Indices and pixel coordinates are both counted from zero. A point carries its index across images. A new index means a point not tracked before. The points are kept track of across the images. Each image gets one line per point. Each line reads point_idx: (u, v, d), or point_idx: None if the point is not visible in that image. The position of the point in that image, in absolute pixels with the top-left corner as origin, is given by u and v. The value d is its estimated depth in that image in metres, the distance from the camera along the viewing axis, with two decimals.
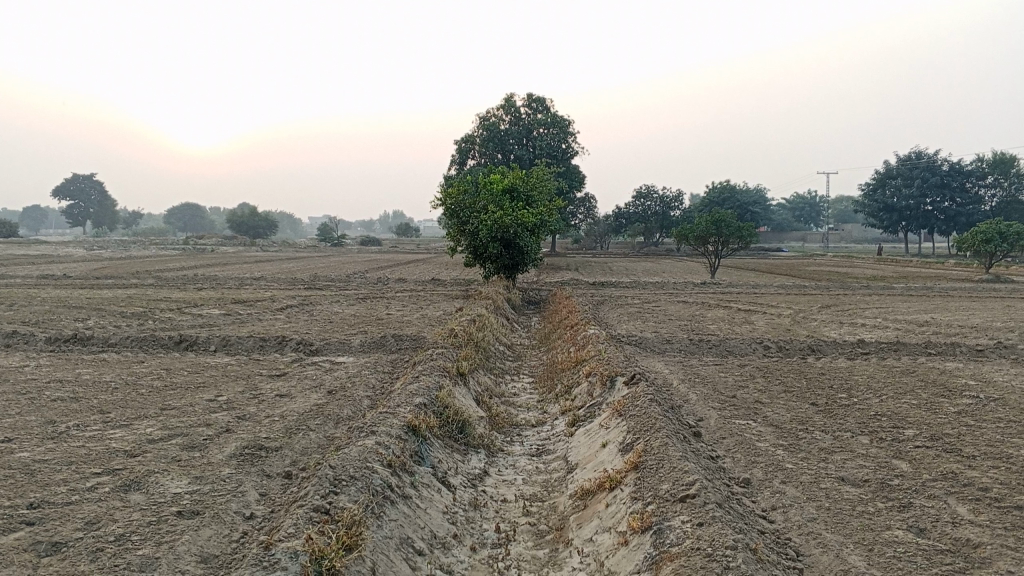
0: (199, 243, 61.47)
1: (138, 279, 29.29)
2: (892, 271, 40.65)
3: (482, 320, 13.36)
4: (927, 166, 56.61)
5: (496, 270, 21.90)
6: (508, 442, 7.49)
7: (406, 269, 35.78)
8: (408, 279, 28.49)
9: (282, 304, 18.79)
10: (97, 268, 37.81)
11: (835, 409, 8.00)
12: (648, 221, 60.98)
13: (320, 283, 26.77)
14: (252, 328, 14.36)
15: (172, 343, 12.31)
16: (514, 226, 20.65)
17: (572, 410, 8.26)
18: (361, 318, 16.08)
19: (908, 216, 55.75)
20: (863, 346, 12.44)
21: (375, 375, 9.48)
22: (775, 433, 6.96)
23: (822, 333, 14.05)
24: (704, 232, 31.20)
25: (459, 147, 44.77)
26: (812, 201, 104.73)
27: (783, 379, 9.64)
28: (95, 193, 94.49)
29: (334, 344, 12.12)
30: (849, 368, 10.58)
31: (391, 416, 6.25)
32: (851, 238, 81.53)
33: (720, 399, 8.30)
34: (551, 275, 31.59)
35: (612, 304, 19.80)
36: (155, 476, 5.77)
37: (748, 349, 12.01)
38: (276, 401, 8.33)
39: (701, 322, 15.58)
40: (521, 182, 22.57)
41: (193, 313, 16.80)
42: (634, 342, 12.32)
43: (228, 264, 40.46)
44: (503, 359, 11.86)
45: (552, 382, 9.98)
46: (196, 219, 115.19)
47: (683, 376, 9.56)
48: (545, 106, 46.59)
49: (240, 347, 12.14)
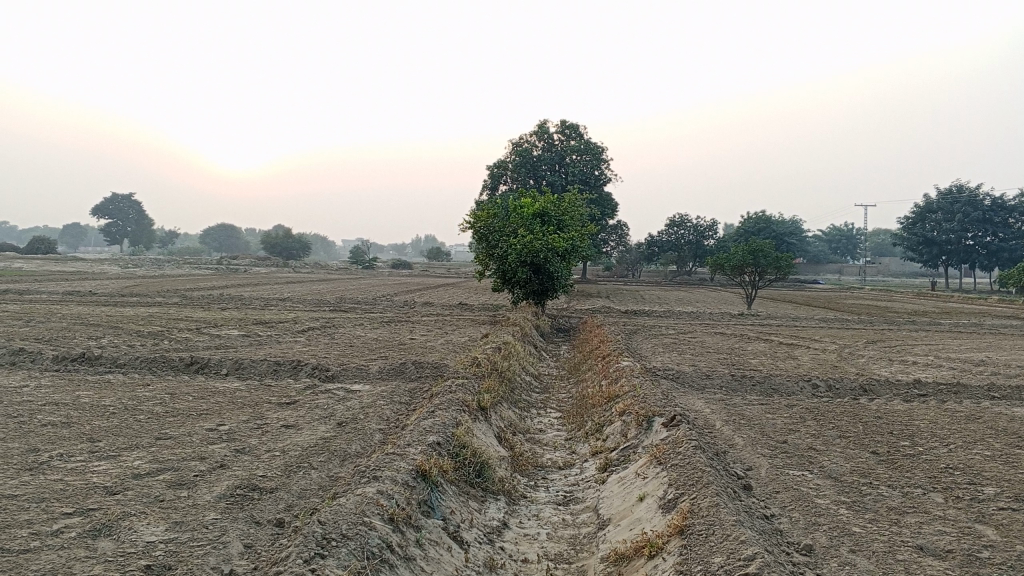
0: (231, 263, 61.63)
1: (165, 298, 28.97)
2: (934, 307, 39.17)
3: (508, 349, 12.62)
4: (968, 200, 55.03)
5: (525, 296, 21.20)
6: (532, 487, 6.72)
7: (434, 292, 35.15)
8: (435, 303, 27.84)
9: (304, 326, 18.20)
10: (127, 285, 37.77)
11: (900, 459, 7.13)
12: (682, 250, 59.98)
13: (346, 305, 26.22)
14: (269, 350, 13.75)
15: (183, 366, 11.71)
16: (544, 251, 19.96)
17: (604, 452, 7.49)
18: (383, 343, 15.43)
19: (948, 251, 54.18)
20: (919, 387, 11.48)
21: (390, 407, 8.78)
22: (834, 489, 6.12)
23: (872, 372, 13.09)
24: (740, 262, 30.24)
25: (492, 172, 44.38)
26: (848, 233, 102.83)
27: (837, 423, 8.76)
28: (133, 211, 95.59)
29: (352, 370, 11.45)
30: (908, 411, 9.66)
31: (399, 458, 5.52)
32: (889, 272, 79.65)
33: (769, 445, 7.48)
34: (582, 303, 30.78)
35: (646, 334, 18.97)
36: (131, 519, 5.08)
37: (794, 387, 11.14)
38: (282, 432, 7.66)
39: (741, 356, 14.69)
40: (553, 206, 21.91)
41: (212, 333, 16.26)
42: (670, 376, 11.49)
43: (257, 285, 40.19)
44: (530, 391, 11.11)
45: (581, 418, 9.20)
46: (231, 240, 116.08)
47: (725, 417, 8.73)
48: (579, 132, 46.04)
49: (252, 371, 11.51)
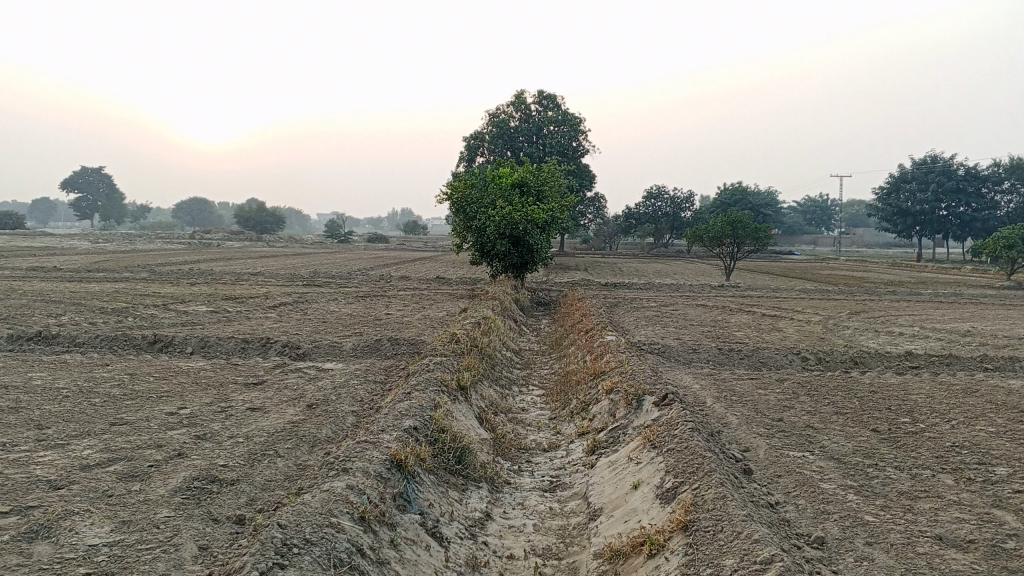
0: (204, 238, 60.49)
1: (133, 272, 28.17)
2: (910, 276, 39.19)
3: (487, 323, 12.15)
4: (942, 171, 55.02)
5: (504, 269, 20.73)
6: (516, 472, 6.28)
7: (411, 266, 34.53)
8: (412, 277, 27.30)
9: (276, 301, 17.59)
10: (96, 261, 36.83)
11: (903, 438, 6.77)
12: (659, 222, 59.69)
13: (320, 279, 25.58)
14: (237, 327, 13.17)
15: (146, 344, 11.12)
16: (523, 223, 19.48)
17: (591, 433, 7.07)
18: (357, 318, 14.88)
19: (922, 221, 54.28)
20: (909, 359, 11.17)
21: (364, 386, 8.30)
22: (839, 471, 5.74)
23: (860, 345, 12.77)
24: (719, 233, 29.89)
25: (469, 144, 43.66)
26: (823, 204, 103.06)
27: (832, 398, 8.40)
28: (103, 185, 93.60)
29: (324, 347, 10.93)
30: (903, 385, 9.33)
31: (371, 446, 5.02)
32: (863, 243, 79.91)
33: (765, 423, 7.09)
34: (560, 275, 30.36)
35: (627, 307, 18.56)
36: (72, 519, 4.56)
37: (784, 361, 10.79)
38: (249, 416, 7.16)
39: (726, 329, 14.33)
40: (531, 176, 21.36)
41: (179, 310, 15.64)
42: (656, 351, 11.09)
43: (230, 259, 39.37)
44: (511, 368, 10.67)
45: (565, 396, 8.78)
46: (204, 214, 114.31)
47: (717, 394, 8.34)
48: (556, 103, 45.33)
49: (219, 349, 10.95)
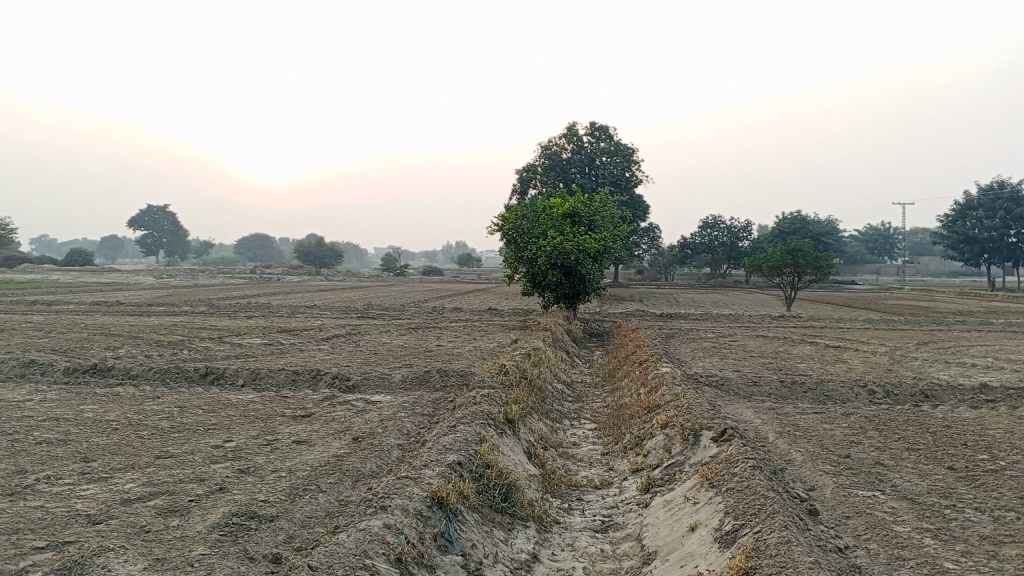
0: (263, 272, 61.62)
1: (192, 306, 28.68)
2: (980, 306, 37.73)
3: (539, 355, 11.91)
4: (1011, 197, 53.12)
5: (556, 300, 20.51)
6: (566, 511, 6.01)
7: (464, 299, 34.52)
8: (464, 309, 27.22)
9: (328, 334, 17.62)
10: (159, 295, 37.67)
11: (982, 476, 6.30)
12: (715, 252, 58.84)
13: (373, 312, 25.66)
14: (289, 359, 13.16)
15: (198, 377, 11.15)
16: (575, 253, 19.27)
17: (645, 470, 6.75)
18: (408, 350, 14.79)
19: (990, 249, 52.39)
20: (984, 392, 10.56)
21: (411, 419, 8.13)
22: (913, 513, 5.33)
23: (930, 376, 12.17)
24: (778, 262, 29.20)
25: (522, 177, 43.75)
26: (886, 232, 100.58)
27: (903, 434, 7.92)
28: (168, 222, 96.30)
29: (373, 379, 10.81)
30: (978, 419, 8.79)
31: (412, 482, 4.82)
32: (929, 272, 77.57)
33: (831, 461, 6.69)
34: (614, 307, 29.97)
35: (682, 338, 18.12)
36: (106, 555, 4.44)
37: (848, 394, 10.30)
38: (295, 449, 7.03)
39: (787, 361, 13.83)
40: (583, 206, 21.18)
41: (233, 342, 15.75)
42: (713, 383, 10.71)
43: (287, 293, 39.91)
44: (562, 400, 10.40)
45: (618, 431, 8.47)
46: (264, 249, 116.70)
47: (778, 429, 7.94)
48: (609, 134, 45.20)
49: (268, 381, 10.92)
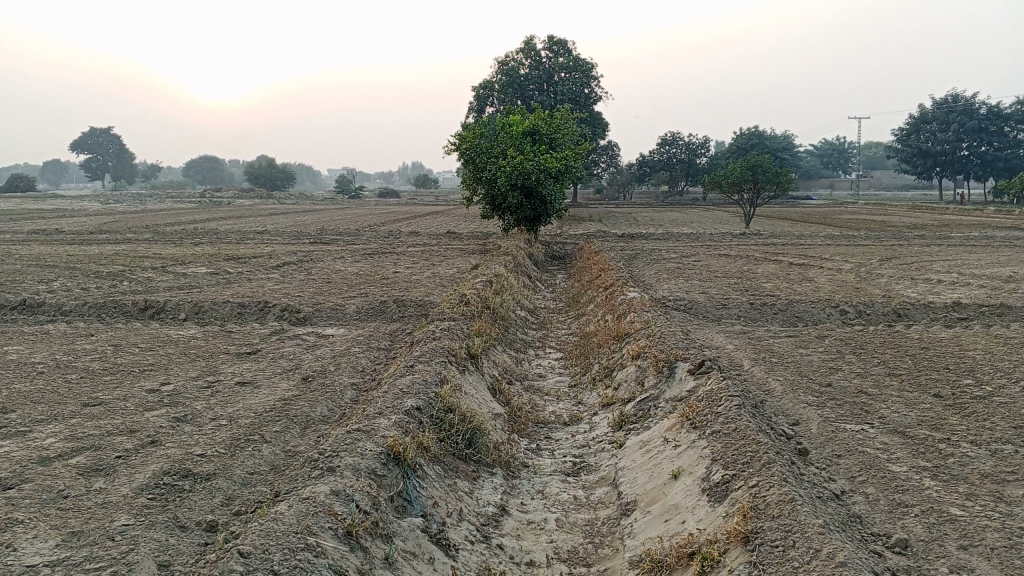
0: (214, 196, 59.66)
1: (137, 234, 27.49)
2: (934, 219, 37.86)
3: (499, 281, 11.37)
4: (964, 109, 53.02)
5: (516, 222, 19.92)
6: (534, 452, 5.56)
7: (422, 221, 33.69)
8: (422, 232, 26.47)
9: (280, 261, 16.83)
10: (105, 222, 36.20)
11: (971, 404, 5.97)
12: (673, 169, 58.37)
13: (327, 237, 24.79)
14: (237, 290, 12.43)
15: (136, 312, 10.43)
16: (535, 172, 18.60)
17: (618, 405, 6.32)
18: (363, 277, 14.14)
19: (943, 162, 52.61)
20: (957, 310, 10.30)
21: (366, 355, 7.59)
22: (906, 449, 4.97)
23: (899, 294, 11.90)
24: (739, 179, 28.76)
25: (478, 94, 42.43)
26: (840, 146, 100.86)
27: (882, 358, 7.59)
28: (112, 146, 92.39)
29: (325, 310, 10.19)
30: (955, 339, 8.50)
31: (363, 435, 4.28)
32: (882, 187, 78.11)
33: (812, 390, 6.32)
34: (574, 227, 29.45)
35: (646, 258, 17.71)
36: (13, 531, 3.86)
37: (821, 315, 9.97)
38: (239, 392, 6.46)
39: (754, 281, 13.48)
40: (543, 123, 20.38)
41: (177, 272, 14.89)
42: (682, 307, 10.29)
43: (239, 217, 38.65)
44: (525, 329, 9.93)
45: (586, 361, 8.04)
46: (214, 172, 113.26)
47: (754, 356, 7.56)
48: (566, 49, 43.83)
49: (213, 314, 10.26)
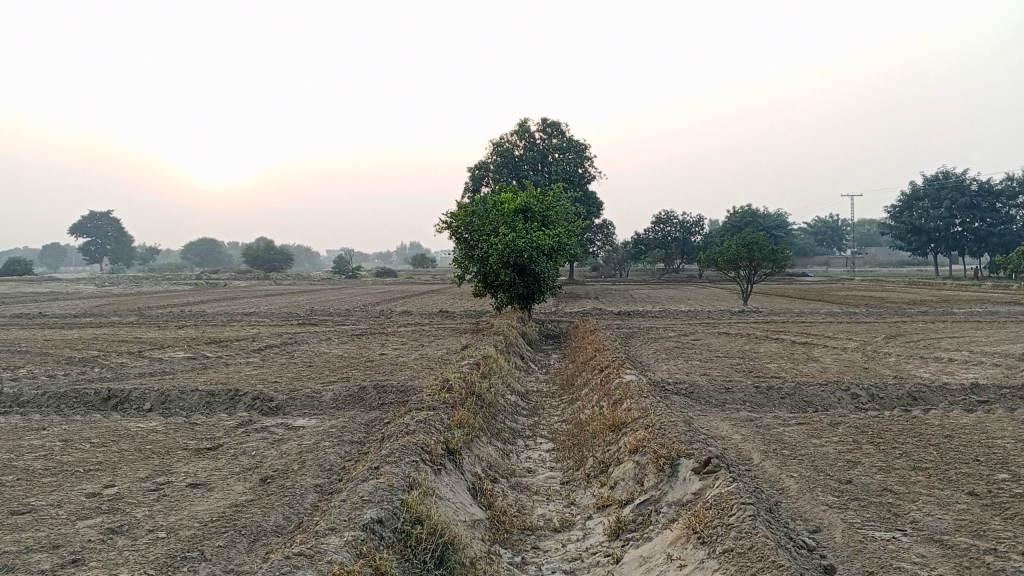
0: (209, 278, 59.20)
1: (124, 317, 26.87)
2: (932, 295, 37.36)
3: (488, 364, 10.72)
4: (955, 186, 53.24)
5: (509, 301, 19.38)
6: (518, 568, 4.84)
7: (416, 301, 33.14)
8: (414, 312, 25.87)
9: (263, 344, 16.19)
10: (96, 304, 35.68)
11: (1013, 504, 5.26)
12: (669, 248, 58.30)
13: (316, 318, 24.18)
14: (210, 376, 11.74)
15: (99, 402, 9.73)
16: (528, 251, 18.16)
17: (614, 508, 5.62)
18: (348, 361, 13.47)
19: (937, 239, 52.51)
20: (975, 392, 9.63)
21: (337, 450, 6.89)
22: (950, 563, 4.26)
23: (911, 375, 11.23)
24: (735, 256, 28.38)
25: (474, 175, 42.52)
26: (834, 224, 101.43)
27: (904, 448, 6.89)
28: (111, 229, 92.73)
29: (300, 398, 9.49)
30: (980, 426, 7.83)
31: (308, 563, 3.60)
32: (877, 263, 78.10)
33: (832, 489, 5.62)
34: (569, 305, 28.91)
35: (643, 338, 17.07)
36: None
37: (831, 399, 9.30)
38: (188, 497, 5.73)
39: (757, 361, 12.84)
40: (535, 201, 20.05)
41: (153, 358, 14.21)
42: (682, 392, 9.61)
43: (231, 299, 38.09)
44: (515, 416, 9.23)
45: (579, 454, 7.34)
46: (212, 254, 113.48)
47: (763, 448, 6.87)
48: (560, 130, 44.12)
49: (179, 403, 9.57)
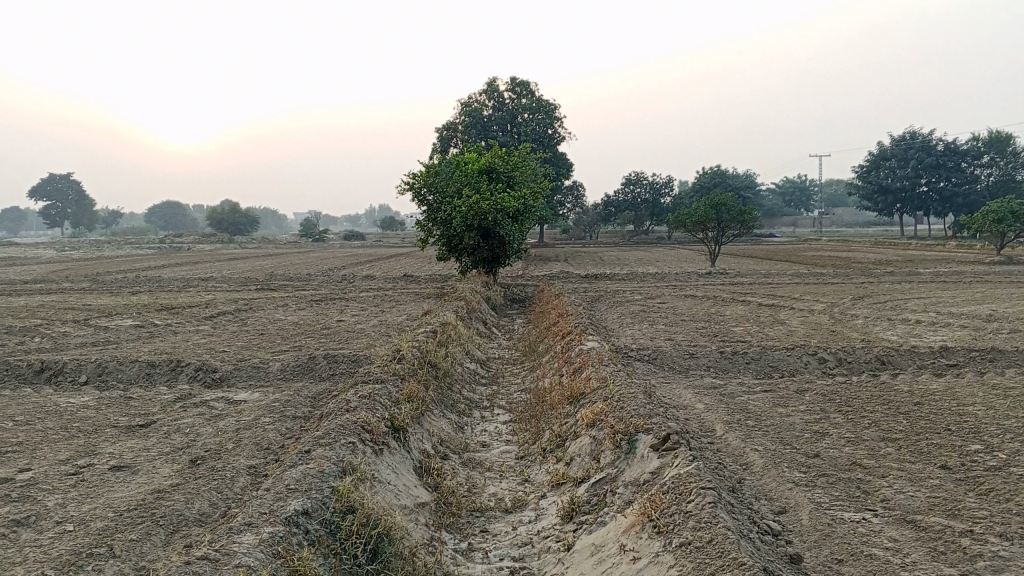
0: (173, 242, 57.84)
1: (78, 283, 26.00)
2: (897, 255, 37.49)
3: (446, 331, 10.30)
4: (922, 147, 53.34)
5: (473, 264, 18.92)
6: (462, 556, 4.47)
7: (382, 264, 32.53)
8: (379, 276, 25.30)
9: (217, 311, 15.61)
10: (52, 270, 34.59)
11: (988, 479, 4.98)
12: (638, 209, 58.02)
13: (277, 282, 23.53)
14: (155, 346, 11.22)
15: (31, 375, 9.17)
16: (492, 212, 17.67)
17: (569, 487, 5.27)
18: (303, 328, 12.97)
19: (903, 199, 52.85)
20: (944, 356, 9.41)
21: (277, 427, 6.47)
22: (925, 548, 3.95)
23: (879, 338, 10.99)
24: (703, 217, 28.09)
25: (442, 135, 41.75)
26: (801, 185, 101.71)
27: (873, 418, 6.60)
28: (72, 192, 90.29)
29: (246, 369, 9.02)
30: (950, 392, 7.58)
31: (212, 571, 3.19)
32: (844, 223, 78.48)
33: (800, 464, 5.31)
34: (538, 268, 28.58)
35: (609, 301, 16.74)
36: None
37: (798, 365, 9.02)
38: (109, 483, 5.27)
39: (724, 325, 12.55)
40: (500, 161, 19.52)
41: (99, 326, 13.58)
42: (646, 358, 9.27)
43: (192, 263, 37.15)
44: (472, 386, 8.85)
45: (536, 426, 6.98)
46: (177, 217, 111.34)
47: (728, 419, 6.55)
48: (529, 90, 43.34)
49: (118, 376, 9.06)
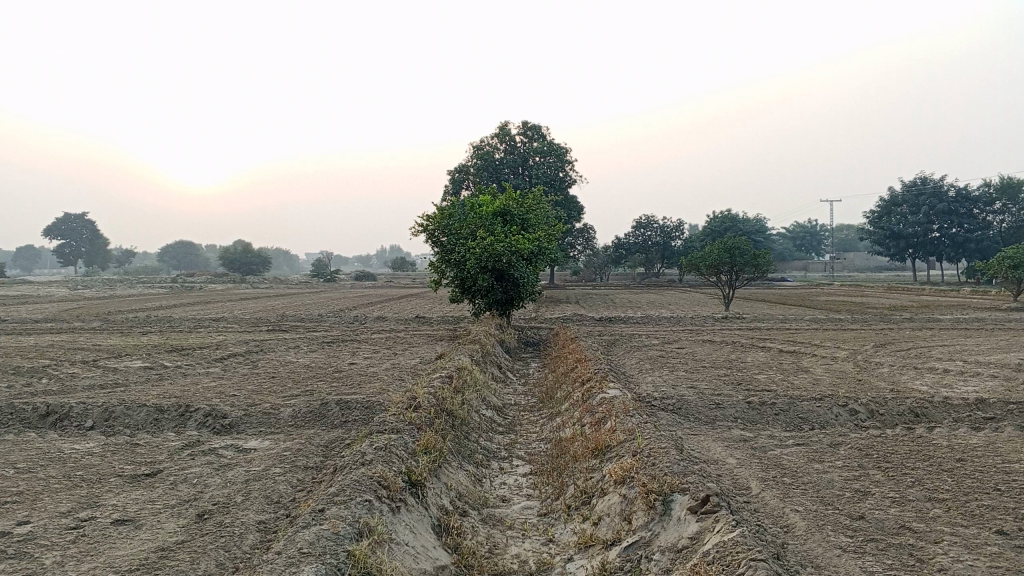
0: (185, 281, 57.82)
1: (88, 322, 25.83)
2: (912, 301, 37.06)
3: (462, 377, 10.01)
4: (933, 192, 53.15)
5: (487, 307, 18.67)
6: None
7: (393, 305, 32.29)
8: (390, 318, 25.06)
9: (226, 353, 15.36)
10: (63, 308, 34.48)
11: None
12: (649, 252, 57.80)
13: (287, 323, 23.30)
14: (164, 389, 10.95)
15: (36, 419, 8.90)
16: (507, 254, 17.48)
17: (598, 549, 4.95)
18: (315, 372, 12.69)
19: (914, 244, 52.53)
20: (979, 409, 9.04)
21: (288, 479, 6.16)
22: None
23: (908, 388, 10.63)
24: (716, 261, 27.84)
25: (453, 177, 41.86)
26: (812, 230, 101.54)
27: (915, 476, 6.25)
28: (86, 231, 90.76)
29: (256, 415, 8.73)
30: (992, 448, 7.22)
31: None
32: (855, 268, 78.06)
33: (846, 527, 4.97)
34: (550, 311, 28.31)
35: (625, 346, 16.44)
36: None
37: (828, 416, 8.67)
38: (110, 539, 4.97)
39: (746, 372, 12.21)
40: (515, 203, 19.38)
41: (107, 368, 13.32)
42: (670, 408, 8.94)
43: (203, 303, 37.00)
44: (490, 435, 8.53)
45: (559, 481, 6.65)
46: (189, 257, 111.80)
47: (763, 475, 6.21)
48: (540, 133, 43.51)
49: (125, 421, 8.79)
